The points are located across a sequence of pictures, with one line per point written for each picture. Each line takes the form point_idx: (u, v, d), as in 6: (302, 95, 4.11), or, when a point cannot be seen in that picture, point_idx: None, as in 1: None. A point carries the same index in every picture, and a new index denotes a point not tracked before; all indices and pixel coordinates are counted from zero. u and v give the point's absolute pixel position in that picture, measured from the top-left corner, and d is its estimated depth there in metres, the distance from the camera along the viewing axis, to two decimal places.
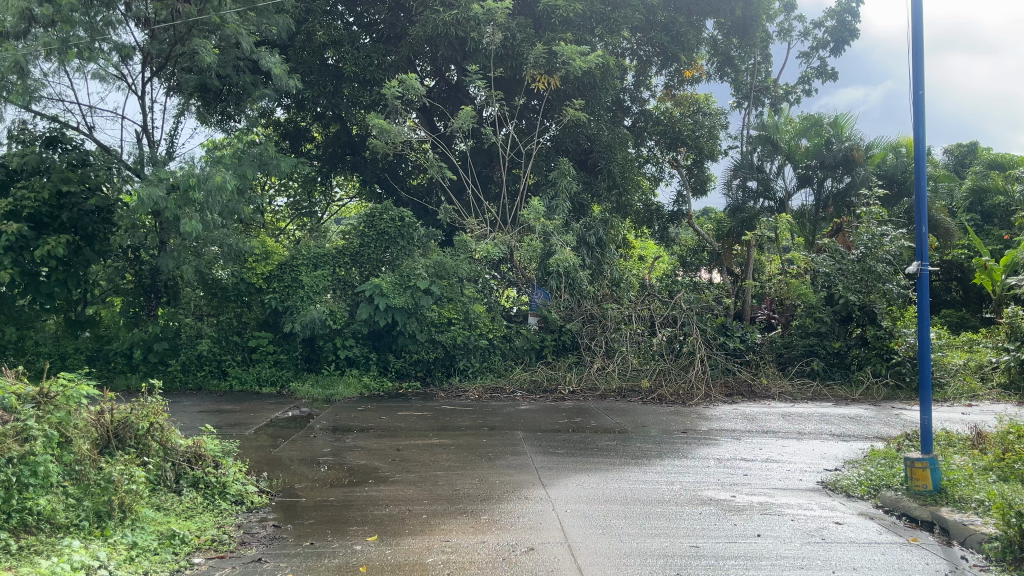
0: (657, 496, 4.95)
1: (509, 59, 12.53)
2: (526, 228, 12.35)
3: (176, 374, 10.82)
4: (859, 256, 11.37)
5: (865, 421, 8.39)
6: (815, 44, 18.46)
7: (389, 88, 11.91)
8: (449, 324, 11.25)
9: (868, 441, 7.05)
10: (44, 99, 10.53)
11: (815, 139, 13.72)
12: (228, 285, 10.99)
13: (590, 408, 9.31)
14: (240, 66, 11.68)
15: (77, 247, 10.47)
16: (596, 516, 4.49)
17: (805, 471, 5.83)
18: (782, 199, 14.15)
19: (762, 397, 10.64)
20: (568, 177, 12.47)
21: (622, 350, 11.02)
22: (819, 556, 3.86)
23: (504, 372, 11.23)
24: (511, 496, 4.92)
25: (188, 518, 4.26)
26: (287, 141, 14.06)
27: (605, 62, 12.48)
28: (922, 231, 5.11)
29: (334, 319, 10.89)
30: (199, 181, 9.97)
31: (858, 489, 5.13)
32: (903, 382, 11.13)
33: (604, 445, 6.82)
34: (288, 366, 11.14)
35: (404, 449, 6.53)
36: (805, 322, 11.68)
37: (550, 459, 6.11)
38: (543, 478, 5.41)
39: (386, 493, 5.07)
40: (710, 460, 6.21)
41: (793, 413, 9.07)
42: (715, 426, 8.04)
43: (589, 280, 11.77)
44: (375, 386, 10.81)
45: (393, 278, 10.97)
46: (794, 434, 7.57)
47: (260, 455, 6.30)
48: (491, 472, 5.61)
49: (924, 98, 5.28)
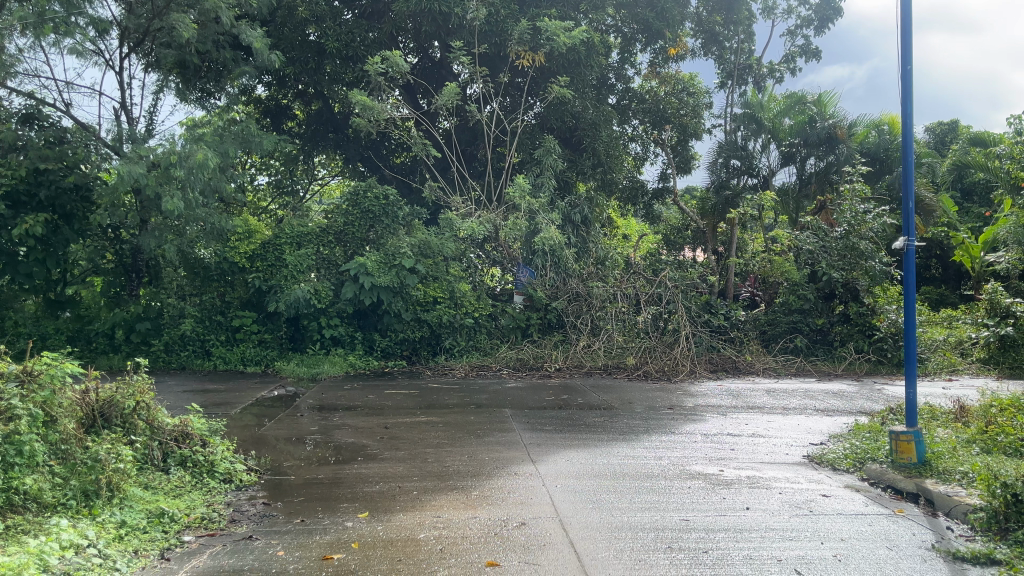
0: (646, 471, 4.98)
1: (493, 35, 12.44)
2: (512, 206, 12.32)
3: (159, 354, 10.73)
4: (843, 234, 11.43)
5: (849, 396, 8.51)
6: (799, 22, 18.44)
7: (372, 64, 11.76)
8: (434, 303, 11.23)
9: (852, 415, 7.13)
10: (21, 75, 10.34)
11: (798, 117, 13.68)
12: (211, 265, 10.89)
13: (576, 385, 9.35)
14: (219, 41, 11.53)
15: (56, 227, 10.38)
16: (586, 491, 4.51)
17: (791, 446, 5.88)
18: (766, 176, 14.15)
19: (746, 373, 10.75)
20: (553, 155, 12.45)
21: (607, 328, 11.03)
22: (808, 528, 3.90)
23: (490, 351, 11.26)
24: (500, 472, 4.92)
25: (177, 496, 4.23)
26: (269, 118, 13.89)
27: (589, 38, 12.40)
28: (909, 207, 5.12)
29: (318, 298, 10.80)
30: (180, 159, 9.86)
31: (844, 462, 5.18)
32: (885, 357, 11.25)
33: (592, 421, 6.85)
34: (273, 346, 11.13)
35: (392, 427, 6.54)
36: (789, 299, 11.73)
37: (539, 436, 6.12)
38: (531, 454, 5.42)
39: (376, 470, 5.07)
40: (697, 435, 6.25)
41: (778, 388, 9.16)
42: (702, 401, 8.11)
43: (574, 258, 11.80)
44: (360, 365, 10.80)
45: (378, 256, 10.88)
46: (779, 409, 7.65)
47: (247, 433, 6.30)
48: (481, 448, 5.62)
49: (912, 74, 5.28)
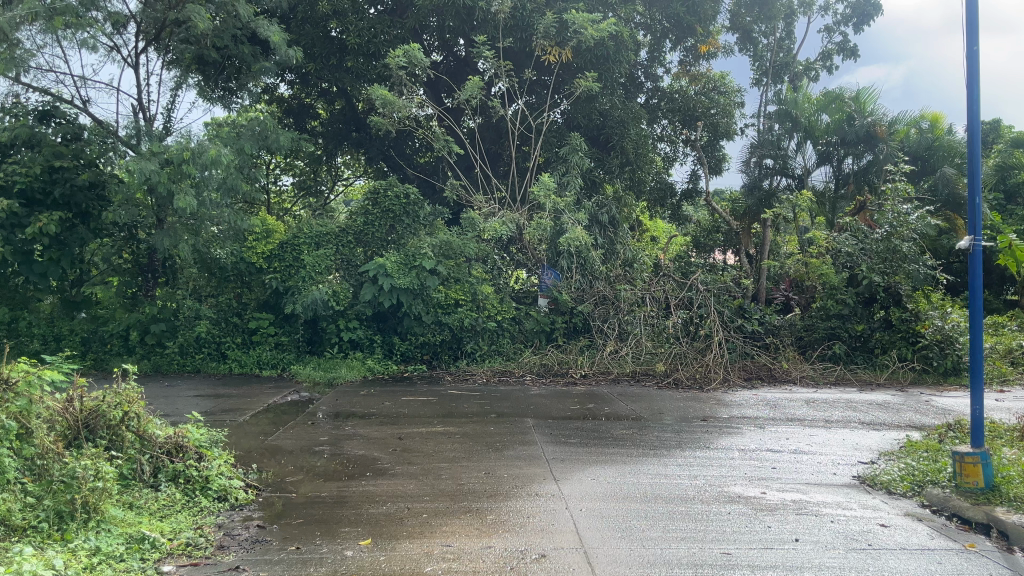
0: (680, 493, 4.51)
1: (518, 30, 12.05)
2: (536, 205, 11.90)
3: (173, 357, 10.44)
4: (884, 236, 10.86)
5: (895, 408, 7.94)
6: (837, 19, 17.84)
7: (393, 57, 11.37)
8: (456, 306, 10.83)
9: (902, 431, 6.57)
10: (36, 71, 10.16)
11: (837, 115, 13.14)
12: (227, 265, 10.57)
13: (602, 393, 8.89)
14: (238, 36, 11.29)
15: (71, 225, 10.20)
16: (614, 517, 4.07)
17: (837, 464, 5.38)
18: (801, 175, 13.61)
19: (783, 381, 10.17)
20: (579, 153, 12.02)
21: (635, 333, 10.57)
22: (869, 567, 3.42)
23: (513, 356, 10.82)
24: (519, 492, 4.49)
25: (162, 518, 3.86)
26: (291, 117, 13.76)
27: (618, 32, 11.96)
28: (977, 202, 4.60)
29: (336, 299, 10.46)
30: (194, 156, 9.57)
31: (900, 485, 4.68)
32: (931, 366, 10.47)
33: (619, 434, 6.38)
34: (290, 349, 10.77)
35: (405, 438, 6.14)
36: (827, 304, 11.16)
37: (563, 450, 5.68)
38: (555, 472, 4.97)
39: (384, 487, 4.67)
40: (734, 451, 5.77)
41: (818, 399, 8.62)
42: (737, 413, 7.60)
43: (601, 260, 11.35)
44: (379, 370, 10.41)
45: (397, 257, 10.52)
46: (820, 422, 7.12)
47: (255, 443, 5.93)
48: (499, 463, 5.19)
49: (979, 55, 4.76)
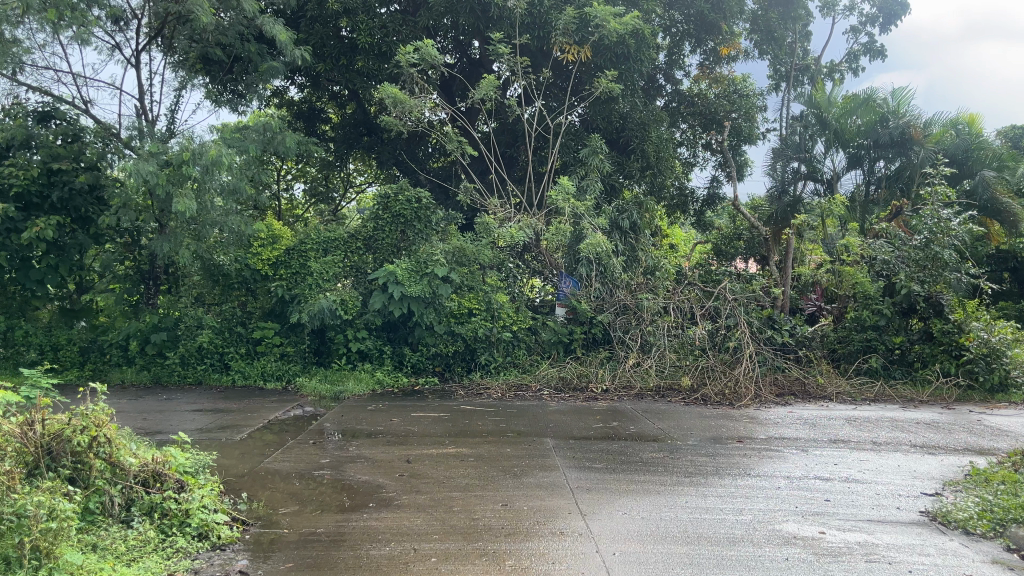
0: (726, 534, 3.92)
1: (535, 28, 11.54)
2: (554, 210, 11.36)
3: (173, 367, 9.92)
4: (923, 243, 10.19)
5: (946, 428, 7.28)
6: (862, 19, 17.28)
7: (404, 54, 10.88)
8: (469, 315, 10.35)
9: (964, 456, 5.96)
10: (34, 69, 9.78)
11: (868, 116, 12.58)
12: (232, 272, 10.00)
13: (625, 410, 8.28)
14: (244, 34, 10.86)
15: (69, 230, 9.75)
16: (654, 565, 3.49)
17: (898, 496, 4.79)
18: (830, 180, 12.94)
19: (818, 397, 9.54)
20: (599, 155, 11.48)
21: (659, 345, 9.94)
22: None
23: (530, 368, 10.24)
24: (541, 531, 3.93)
25: (130, 564, 3.35)
26: (301, 121, 13.33)
27: (640, 29, 11.44)
28: None
29: (345, 308, 9.90)
30: (194, 156, 9.05)
31: (980, 525, 4.08)
32: (976, 382, 9.88)
33: (649, 458, 5.81)
34: (296, 359, 10.18)
35: (415, 461, 5.57)
36: (861, 315, 10.50)
37: (589, 477, 5.11)
38: (581, 505, 4.40)
39: (387, 523, 4.12)
40: (779, 479, 5.18)
41: (860, 417, 8.00)
42: (775, 433, 7.00)
43: (622, 268, 10.81)
44: (389, 383, 9.86)
45: (408, 264, 9.94)
46: (868, 444, 6.50)
47: (247, 467, 5.38)
48: (518, 494, 4.63)
49: None
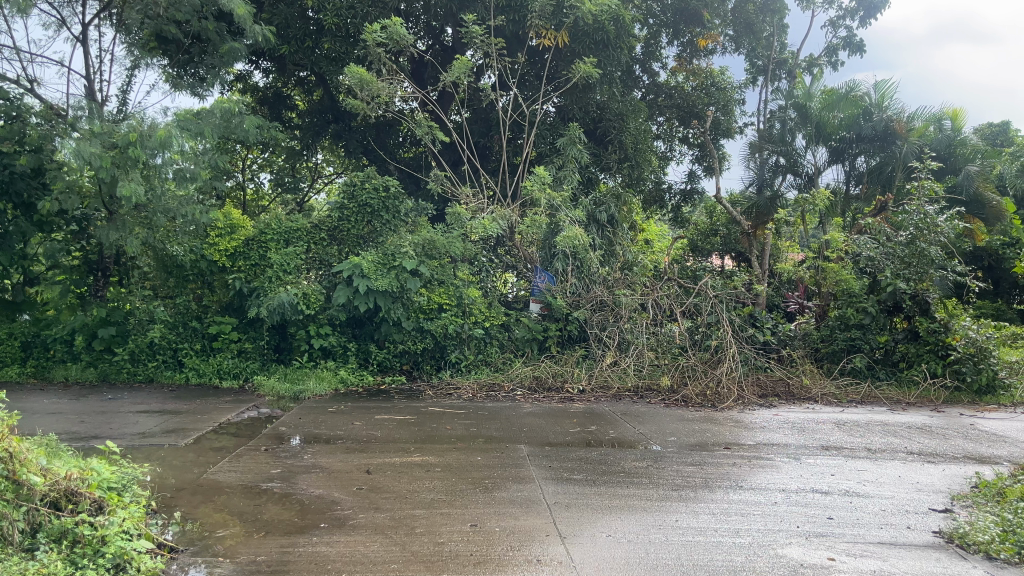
0: (724, 563, 3.45)
1: (511, 10, 11.01)
2: (529, 202, 10.94)
3: (122, 364, 9.32)
4: (908, 239, 9.77)
5: (941, 434, 6.91)
6: (843, 13, 16.98)
7: (369, 33, 10.19)
8: (439, 312, 9.77)
9: (968, 466, 5.57)
10: None
11: (851, 110, 12.08)
12: (186, 263, 9.38)
13: (603, 412, 7.82)
14: (202, 11, 10.20)
15: (7, 217, 8.92)
16: None
17: (906, 513, 4.37)
18: (812, 174, 12.59)
19: (802, 398, 9.17)
20: (577, 146, 11.04)
21: (637, 344, 9.50)
22: None
23: (503, 367, 9.69)
24: (515, 559, 3.44)
25: None
26: (266, 107, 12.76)
27: (620, 13, 10.96)
28: None
29: (307, 302, 9.26)
30: (143, 138, 8.32)
31: (1004, 549, 3.65)
32: (963, 383, 9.54)
33: (632, 467, 5.35)
34: (255, 357, 9.60)
35: (375, 472, 5.05)
36: (846, 313, 10.13)
37: (567, 491, 4.62)
38: (559, 526, 3.91)
39: (340, 547, 3.61)
40: (775, 493, 4.74)
41: (848, 421, 7.62)
42: (762, 438, 6.57)
43: (599, 263, 10.36)
44: (352, 382, 9.27)
45: (375, 256, 9.41)
46: (864, 451, 6.09)
47: (187, 479, 4.83)
48: (490, 512, 4.13)
49: None
